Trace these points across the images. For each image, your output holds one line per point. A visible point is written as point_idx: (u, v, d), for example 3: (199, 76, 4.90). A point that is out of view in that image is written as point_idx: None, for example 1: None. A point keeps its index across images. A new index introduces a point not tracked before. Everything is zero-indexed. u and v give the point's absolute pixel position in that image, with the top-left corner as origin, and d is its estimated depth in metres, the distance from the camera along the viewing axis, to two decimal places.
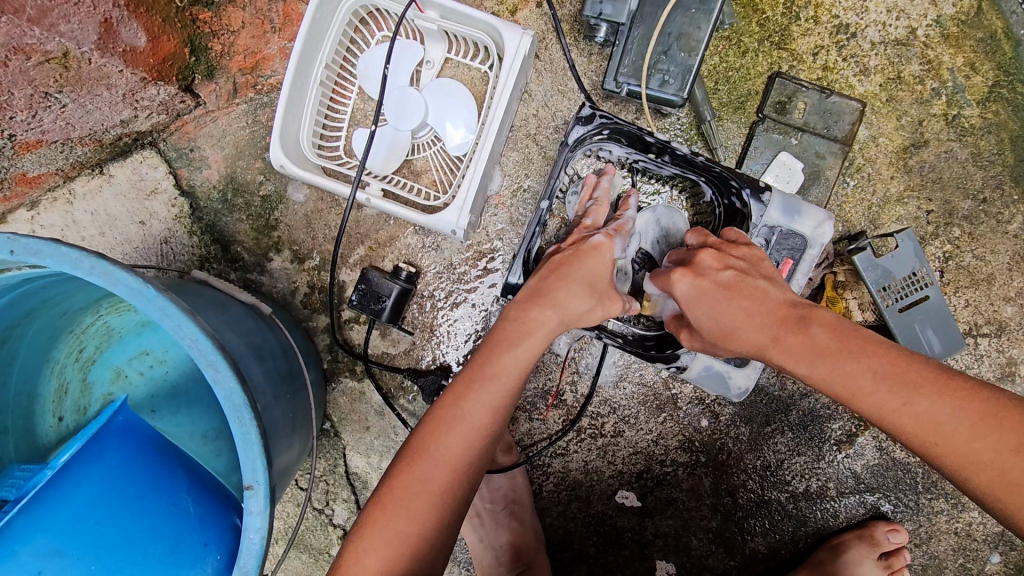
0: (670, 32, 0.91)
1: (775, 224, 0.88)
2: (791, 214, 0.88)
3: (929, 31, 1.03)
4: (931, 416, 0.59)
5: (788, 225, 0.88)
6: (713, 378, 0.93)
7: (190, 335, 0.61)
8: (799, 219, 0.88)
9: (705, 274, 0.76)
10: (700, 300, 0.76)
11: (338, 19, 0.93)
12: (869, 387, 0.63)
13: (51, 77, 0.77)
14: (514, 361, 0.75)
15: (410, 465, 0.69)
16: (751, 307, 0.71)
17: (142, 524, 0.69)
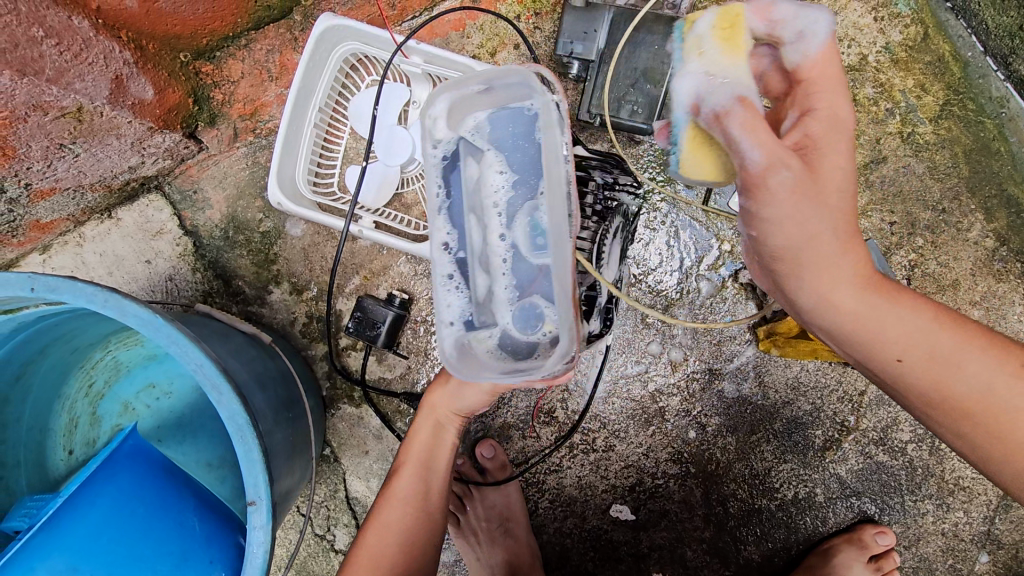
0: (637, 68, 0.99)
1: (478, 144, 0.72)
2: (468, 116, 0.72)
3: (880, 57, 1.11)
4: (913, 361, 0.66)
5: (431, 152, 0.73)
6: (502, 365, 0.70)
7: (196, 360, 0.65)
8: (442, 111, 0.71)
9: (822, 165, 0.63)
10: (830, 143, 0.64)
11: (330, 66, 1.01)
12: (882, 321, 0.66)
13: (67, 129, 0.84)
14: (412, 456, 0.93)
15: (374, 546, 0.88)
16: (816, 210, 0.62)
17: (152, 543, 0.72)
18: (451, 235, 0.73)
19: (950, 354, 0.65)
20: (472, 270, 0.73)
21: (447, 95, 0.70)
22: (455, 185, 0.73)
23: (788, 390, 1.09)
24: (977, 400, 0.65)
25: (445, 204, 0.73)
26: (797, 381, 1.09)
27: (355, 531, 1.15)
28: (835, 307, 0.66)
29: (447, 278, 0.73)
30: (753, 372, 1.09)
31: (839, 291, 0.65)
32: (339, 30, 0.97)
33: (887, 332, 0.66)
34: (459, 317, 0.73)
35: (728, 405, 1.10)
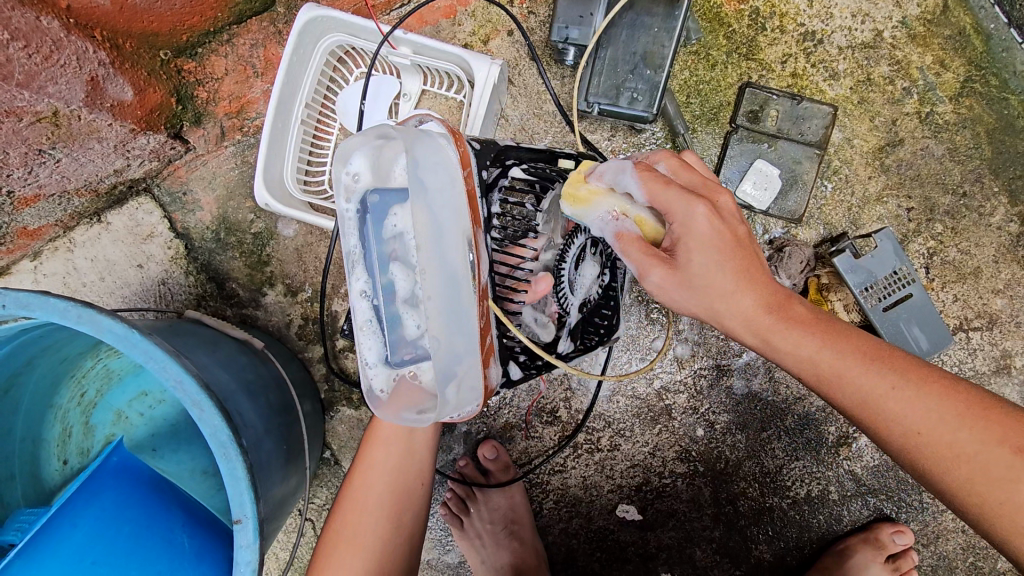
0: (636, 52, 0.94)
1: (404, 181, 0.61)
2: (394, 162, 0.61)
3: (896, 32, 1.05)
4: (869, 401, 0.63)
5: (344, 205, 0.61)
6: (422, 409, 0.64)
7: (175, 375, 0.63)
8: (360, 165, 0.60)
9: (696, 271, 0.63)
10: (698, 244, 0.63)
11: (315, 61, 0.97)
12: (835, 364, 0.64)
13: (44, 135, 0.81)
14: None
15: (349, 520, 0.86)
16: (702, 281, 0.64)
17: (139, 561, 0.71)
18: (368, 282, 0.62)
19: (881, 395, 0.62)
20: (393, 319, 0.62)
21: (363, 148, 0.60)
22: (367, 223, 0.61)
23: (800, 385, 1.05)
24: (917, 433, 0.61)
25: (362, 254, 0.62)
26: None
27: None
28: (750, 337, 0.67)
29: (366, 325, 0.63)
30: (763, 367, 1.05)
31: (777, 342, 0.66)
32: (324, 22, 0.93)
33: (809, 362, 0.65)
34: (379, 358, 0.63)
35: (737, 401, 1.06)
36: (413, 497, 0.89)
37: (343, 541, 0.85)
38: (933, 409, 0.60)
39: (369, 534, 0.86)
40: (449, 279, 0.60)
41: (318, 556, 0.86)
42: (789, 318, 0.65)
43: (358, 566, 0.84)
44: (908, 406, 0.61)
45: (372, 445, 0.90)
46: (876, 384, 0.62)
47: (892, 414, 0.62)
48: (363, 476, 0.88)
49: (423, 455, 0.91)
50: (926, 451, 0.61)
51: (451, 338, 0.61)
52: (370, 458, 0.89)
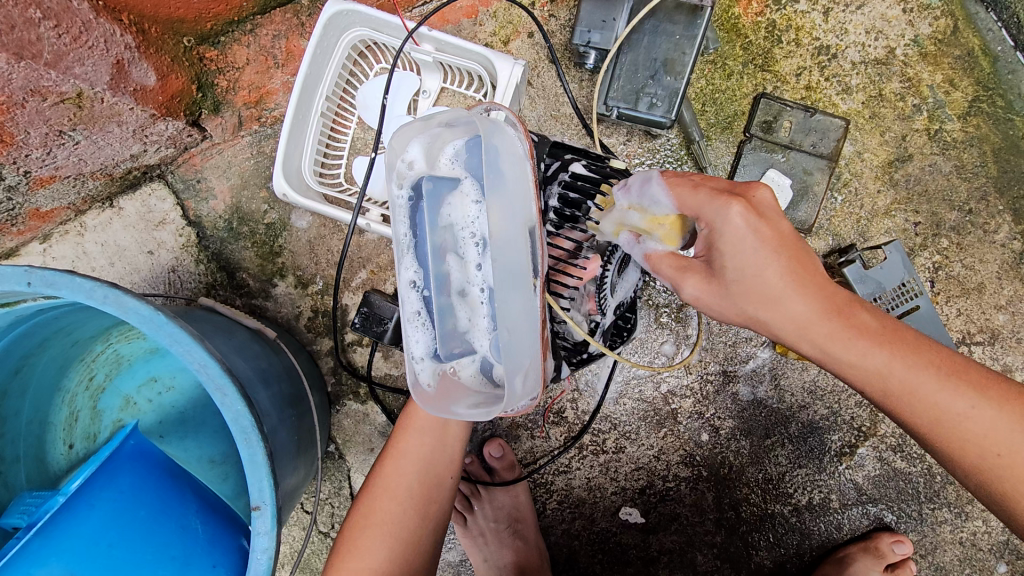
0: (656, 58, 0.95)
1: (453, 172, 0.68)
2: (444, 154, 0.69)
3: (908, 50, 1.07)
4: (945, 414, 0.63)
5: (396, 193, 0.69)
6: (473, 398, 0.70)
7: (199, 360, 0.63)
8: (415, 153, 0.68)
9: (741, 268, 0.64)
10: (739, 242, 0.63)
11: (338, 54, 0.97)
12: (917, 377, 0.63)
13: (66, 116, 0.81)
14: None
15: (378, 506, 0.87)
16: (756, 282, 0.64)
17: (154, 546, 0.71)
18: (418, 272, 0.70)
19: (951, 411, 0.63)
20: (441, 308, 0.69)
21: (419, 138, 0.68)
22: (418, 212, 0.69)
23: (805, 394, 1.06)
24: (985, 447, 0.63)
25: (412, 244, 0.69)
26: (813, 385, 1.06)
27: None
28: (811, 346, 0.66)
29: (415, 316, 0.70)
30: (769, 374, 1.06)
31: (848, 352, 0.65)
32: (348, 16, 0.93)
33: (876, 375, 0.64)
34: (428, 351, 0.71)
35: (743, 407, 1.07)
36: (440, 488, 0.90)
37: (373, 523, 0.86)
38: (1008, 424, 0.62)
39: (397, 522, 0.86)
40: (508, 268, 0.65)
41: (341, 539, 0.87)
42: (851, 328, 0.64)
43: (383, 554, 0.84)
44: (987, 423, 0.63)
45: (405, 429, 0.90)
46: (947, 398, 0.63)
47: (973, 430, 0.63)
48: (395, 460, 0.89)
49: (452, 445, 0.91)
50: (994, 464, 0.63)
51: (506, 328, 0.65)
52: (403, 443, 0.89)
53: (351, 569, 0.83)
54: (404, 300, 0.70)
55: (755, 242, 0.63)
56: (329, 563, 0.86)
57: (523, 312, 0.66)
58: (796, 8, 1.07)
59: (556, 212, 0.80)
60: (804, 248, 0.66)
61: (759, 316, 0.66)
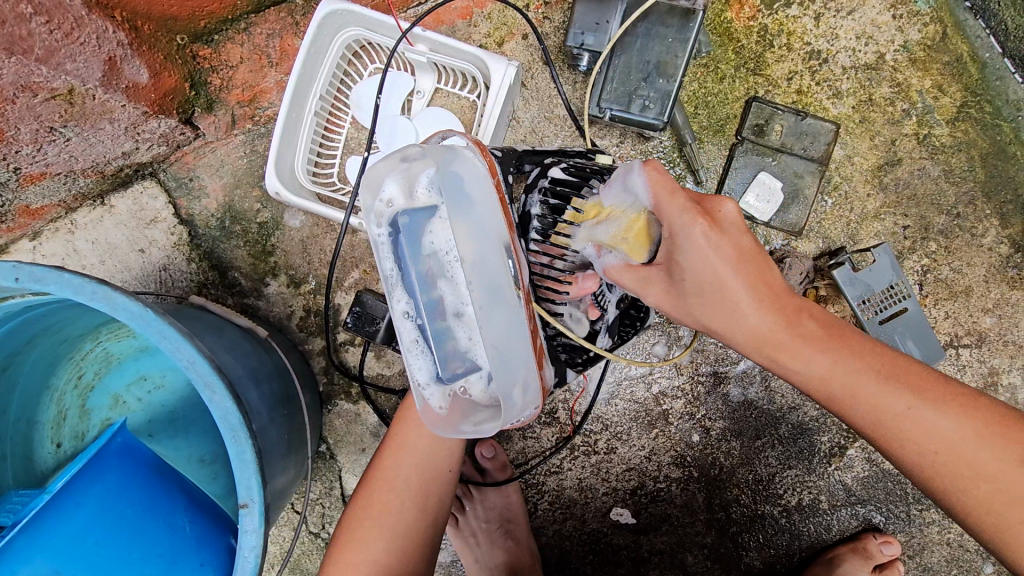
0: (649, 61, 0.96)
1: (430, 199, 0.66)
2: (420, 182, 0.66)
3: (897, 56, 1.08)
4: (890, 414, 0.65)
5: (374, 230, 0.66)
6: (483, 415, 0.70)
7: (189, 357, 0.63)
8: (392, 190, 0.66)
9: (694, 280, 0.65)
10: (695, 258, 0.64)
11: (332, 54, 0.97)
12: (861, 382, 0.65)
13: (57, 112, 0.81)
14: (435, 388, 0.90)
15: (376, 498, 0.87)
16: (708, 299, 0.66)
17: (142, 544, 0.71)
18: (410, 303, 0.67)
19: (893, 413, 0.65)
20: (439, 334, 0.67)
21: (392, 174, 0.66)
22: (400, 243, 0.66)
23: (795, 395, 1.07)
24: (924, 445, 0.65)
25: (400, 276, 0.67)
26: None
27: None
28: (760, 350, 0.68)
29: (414, 345, 0.68)
30: (759, 376, 1.07)
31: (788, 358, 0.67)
32: (342, 15, 0.93)
33: (820, 381, 0.67)
34: (432, 378, 0.69)
35: (733, 408, 1.07)
36: (438, 482, 0.90)
37: (372, 514, 0.86)
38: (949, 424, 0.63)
39: (395, 515, 0.86)
40: (499, 283, 0.65)
41: (339, 531, 0.87)
42: (800, 338, 0.66)
43: (382, 545, 0.84)
44: (932, 424, 0.64)
45: (405, 420, 0.90)
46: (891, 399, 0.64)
47: (919, 434, 0.64)
48: (394, 450, 0.89)
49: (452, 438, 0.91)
50: (932, 460, 0.65)
51: (509, 341, 0.66)
52: (403, 434, 0.90)
53: (350, 560, 0.83)
54: (403, 333, 0.68)
55: (711, 257, 0.64)
56: (327, 552, 0.86)
57: (518, 328, 0.67)
58: (788, 12, 1.08)
59: (539, 220, 0.78)
60: (764, 258, 0.66)
61: (706, 324, 0.68)
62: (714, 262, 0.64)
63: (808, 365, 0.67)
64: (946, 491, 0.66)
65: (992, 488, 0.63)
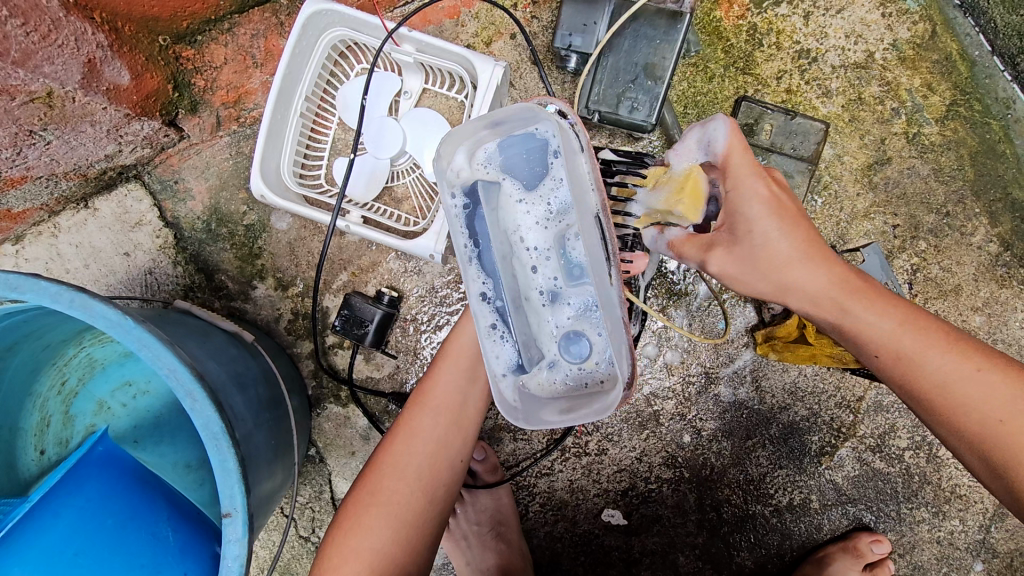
0: (637, 62, 0.95)
1: (494, 176, 0.71)
2: (490, 157, 0.71)
3: (887, 55, 1.08)
4: (946, 374, 0.71)
5: (450, 203, 0.71)
6: (558, 404, 0.71)
7: (169, 365, 0.62)
8: (462, 161, 0.71)
9: (755, 237, 0.74)
10: (762, 210, 0.73)
11: (318, 54, 0.96)
12: (917, 344, 0.72)
13: (36, 116, 0.79)
14: (450, 371, 0.88)
15: (385, 485, 0.84)
16: (773, 260, 0.75)
17: (123, 555, 0.71)
18: (486, 283, 0.71)
19: (947, 376, 0.71)
20: (516, 315, 0.71)
21: (463, 145, 0.70)
22: (474, 219, 0.71)
23: (785, 395, 1.06)
24: (981, 411, 0.70)
25: (475, 254, 0.71)
26: (794, 386, 1.06)
27: None
28: (819, 314, 0.76)
29: (490, 328, 0.72)
30: (750, 376, 1.07)
31: (845, 319, 0.75)
32: (327, 15, 0.92)
33: (879, 343, 0.73)
34: (506, 365, 0.72)
35: (724, 409, 1.07)
36: (449, 470, 0.87)
37: (379, 500, 0.83)
38: (1002, 387, 0.69)
39: (404, 503, 0.83)
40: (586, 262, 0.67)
41: (343, 515, 0.85)
42: (853, 300, 0.74)
43: (387, 535, 0.82)
44: (983, 386, 0.70)
45: (417, 406, 0.88)
46: (942, 360, 0.71)
47: (974, 395, 0.70)
48: (405, 436, 0.86)
49: (464, 423, 0.88)
50: (988, 429, 0.70)
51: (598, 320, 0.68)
52: (416, 419, 0.87)
53: (354, 546, 0.81)
54: (478, 312, 0.71)
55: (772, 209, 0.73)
56: (327, 540, 0.84)
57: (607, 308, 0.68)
58: (777, 11, 1.07)
59: None
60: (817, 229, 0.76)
61: (769, 287, 0.77)
62: (770, 220, 0.73)
63: (868, 325, 0.73)
64: (1003, 465, 0.69)
65: None
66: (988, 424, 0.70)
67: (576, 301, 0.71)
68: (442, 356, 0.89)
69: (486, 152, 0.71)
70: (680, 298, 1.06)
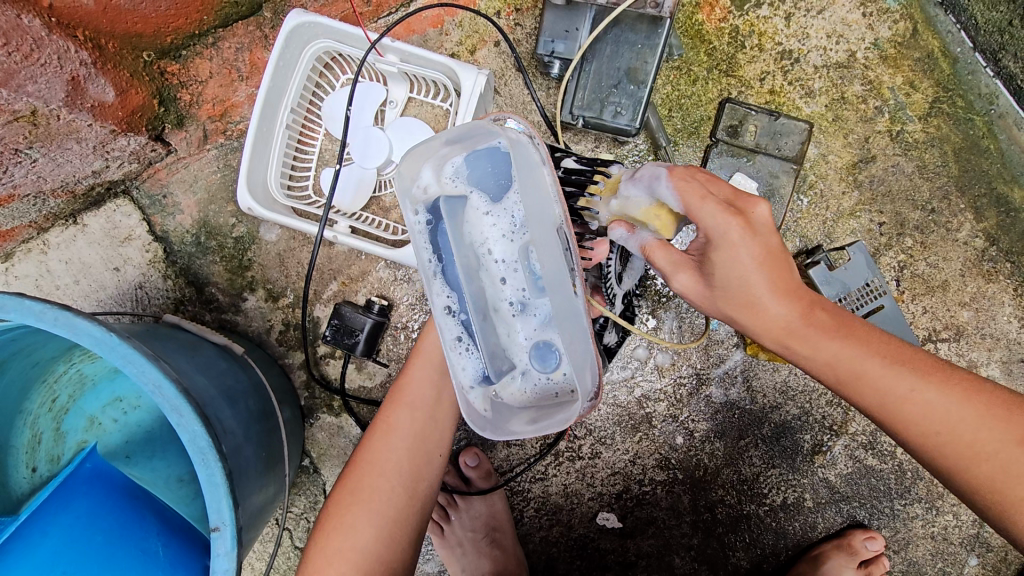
0: (619, 67, 0.96)
1: (460, 190, 0.70)
2: (453, 172, 0.70)
3: (868, 54, 1.09)
4: (897, 394, 0.68)
5: (414, 220, 0.71)
6: (527, 412, 0.72)
7: (154, 381, 0.62)
8: (427, 177, 0.71)
9: (722, 270, 0.70)
10: (732, 244, 0.68)
11: (302, 65, 0.97)
12: (870, 373, 0.69)
13: (20, 134, 0.80)
14: (426, 368, 0.88)
15: (367, 483, 0.84)
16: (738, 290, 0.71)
17: (113, 569, 0.72)
18: (452, 297, 0.71)
19: (895, 398, 0.69)
20: (482, 328, 0.70)
21: (428, 162, 0.70)
22: (439, 234, 0.70)
23: (776, 394, 1.07)
24: (925, 426, 0.68)
25: (439, 269, 0.71)
26: (785, 385, 1.07)
27: None
28: (777, 339, 0.73)
29: (456, 341, 0.71)
30: (741, 376, 1.07)
31: (801, 345, 0.72)
32: (310, 28, 0.93)
33: (831, 367, 0.71)
34: (473, 379, 0.71)
35: (716, 410, 1.08)
36: (429, 466, 0.87)
37: (360, 500, 0.83)
38: (953, 405, 0.67)
39: (384, 501, 0.83)
40: (549, 272, 0.67)
41: (326, 514, 0.84)
42: (812, 327, 0.71)
43: (370, 534, 0.81)
44: (935, 404, 0.67)
45: (394, 404, 0.88)
46: (892, 382, 0.68)
47: (924, 415, 0.68)
48: (384, 434, 0.87)
49: (440, 420, 0.88)
50: (933, 440, 0.68)
51: (562, 328, 0.68)
52: (394, 418, 0.87)
53: (337, 546, 0.81)
54: (445, 327, 0.71)
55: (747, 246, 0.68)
56: (313, 541, 0.84)
57: (571, 316, 0.68)
58: (758, 13, 1.08)
59: None
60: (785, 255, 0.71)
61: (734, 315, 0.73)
62: (745, 257, 0.69)
63: (829, 353, 0.71)
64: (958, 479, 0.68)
65: (991, 467, 0.65)
66: (940, 439, 0.67)
67: (543, 311, 0.70)
68: (418, 354, 0.89)
69: (449, 167, 0.70)
70: (669, 301, 1.06)
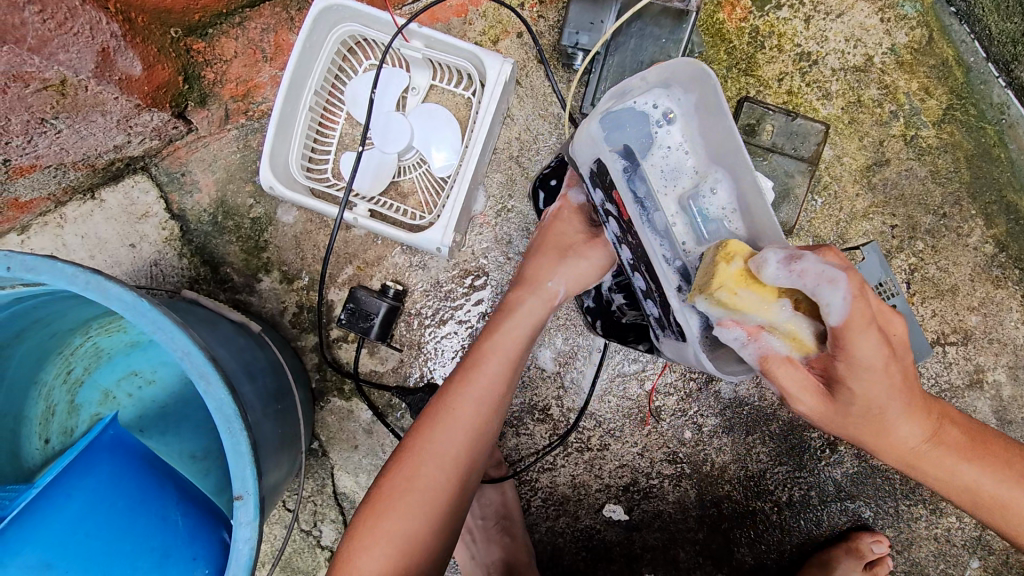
0: (642, 61, 0.97)
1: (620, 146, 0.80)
2: (614, 131, 0.80)
3: (885, 59, 1.10)
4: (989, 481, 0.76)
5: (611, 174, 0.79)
6: None
7: (183, 348, 0.63)
8: (600, 138, 0.79)
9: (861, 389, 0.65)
10: (878, 373, 0.63)
11: (327, 48, 0.97)
12: (967, 468, 0.76)
13: (48, 103, 0.80)
14: (499, 357, 0.89)
15: (423, 471, 0.83)
16: (867, 402, 0.66)
17: (132, 538, 0.72)
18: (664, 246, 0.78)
19: (989, 487, 0.76)
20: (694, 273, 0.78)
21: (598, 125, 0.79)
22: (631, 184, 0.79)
23: None
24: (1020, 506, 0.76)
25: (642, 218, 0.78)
26: None
27: (342, 527, 1.13)
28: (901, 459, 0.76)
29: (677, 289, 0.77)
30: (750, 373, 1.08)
31: (921, 460, 0.75)
32: (338, 10, 0.93)
33: (954, 478, 0.76)
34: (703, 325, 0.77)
35: (725, 406, 1.08)
36: (483, 454, 0.88)
37: (413, 490, 0.82)
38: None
39: (438, 491, 0.83)
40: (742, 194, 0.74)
41: (376, 497, 0.83)
42: (937, 442, 0.75)
43: (421, 521, 0.82)
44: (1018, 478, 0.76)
45: (460, 388, 0.88)
46: (989, 476, 0.76)
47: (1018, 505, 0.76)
48: (450, 420, 0.86)
49: (498, 411, 0.90)
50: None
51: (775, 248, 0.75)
52: (458, 406, 0.87)
53: (385, 528, 0.81)
54: (661, 272, 0.77)
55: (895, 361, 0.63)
56: (354, 523, 0.84)
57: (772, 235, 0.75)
58: (778, 15, 1.10)
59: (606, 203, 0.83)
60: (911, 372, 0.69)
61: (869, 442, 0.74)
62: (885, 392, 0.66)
63: (943, 463, 0.75)
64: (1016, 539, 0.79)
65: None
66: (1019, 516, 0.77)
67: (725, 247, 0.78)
68: (487, 342, 0.91)
69: (609, 132, 0.80)
70: None
